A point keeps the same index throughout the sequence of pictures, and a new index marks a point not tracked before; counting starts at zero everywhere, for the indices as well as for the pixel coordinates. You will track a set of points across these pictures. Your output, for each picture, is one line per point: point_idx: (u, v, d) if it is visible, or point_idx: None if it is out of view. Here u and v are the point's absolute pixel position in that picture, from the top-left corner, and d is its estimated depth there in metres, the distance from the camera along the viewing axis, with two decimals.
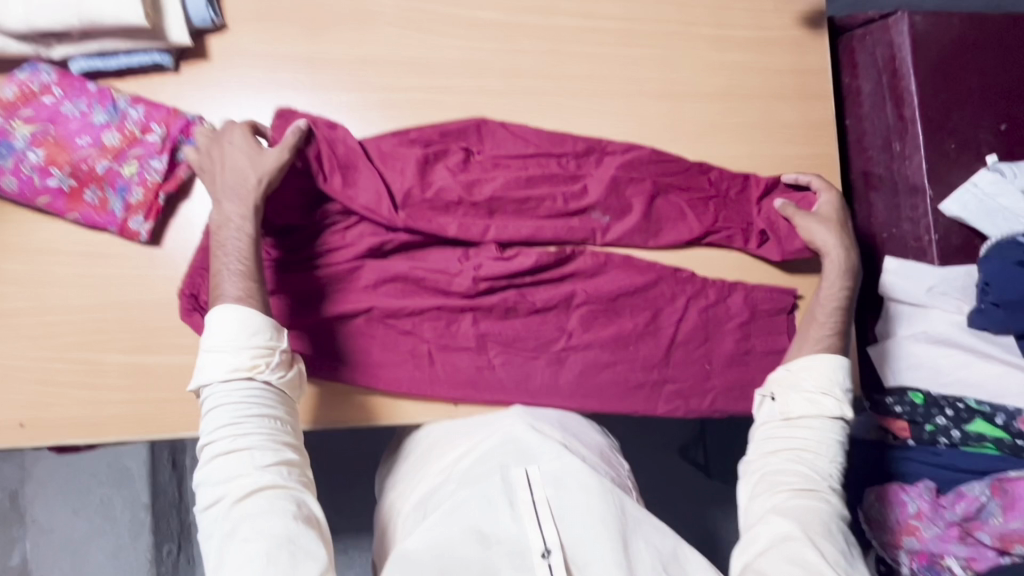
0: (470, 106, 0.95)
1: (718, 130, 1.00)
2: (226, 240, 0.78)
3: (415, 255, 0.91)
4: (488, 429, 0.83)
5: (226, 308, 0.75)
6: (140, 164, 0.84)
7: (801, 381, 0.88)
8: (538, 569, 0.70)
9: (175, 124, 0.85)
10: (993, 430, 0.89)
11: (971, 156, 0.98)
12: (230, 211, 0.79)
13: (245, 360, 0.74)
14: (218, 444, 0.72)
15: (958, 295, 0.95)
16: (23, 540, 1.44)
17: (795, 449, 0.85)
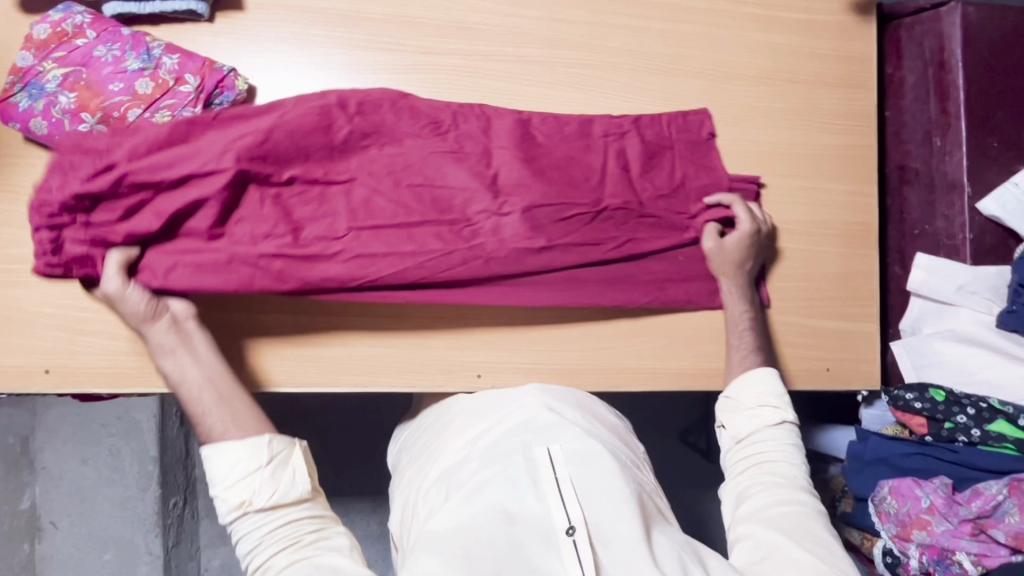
0: (508, 74, 0.94)
1: (757, 114, 0.99)
2: (181, 385, 0.77)
3: (370, 176, 0.85)
4: (508, 413, 0.84)
5: (209, 449, 0.73)
6: (172, 115, 0.82)
7: (737, 403, 0.88)
8: (562, 545, 0.68)
9: (210, 77, 0.83)
10: (1014, 431, 0.88)
11: (1012, 156, 0.97)
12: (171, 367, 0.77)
13: (231, 496, 0.72)
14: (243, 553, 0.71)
15: (990, 295, 0.95)
16: (33, 485, 1.45)
17: (759, 460, 0.84)
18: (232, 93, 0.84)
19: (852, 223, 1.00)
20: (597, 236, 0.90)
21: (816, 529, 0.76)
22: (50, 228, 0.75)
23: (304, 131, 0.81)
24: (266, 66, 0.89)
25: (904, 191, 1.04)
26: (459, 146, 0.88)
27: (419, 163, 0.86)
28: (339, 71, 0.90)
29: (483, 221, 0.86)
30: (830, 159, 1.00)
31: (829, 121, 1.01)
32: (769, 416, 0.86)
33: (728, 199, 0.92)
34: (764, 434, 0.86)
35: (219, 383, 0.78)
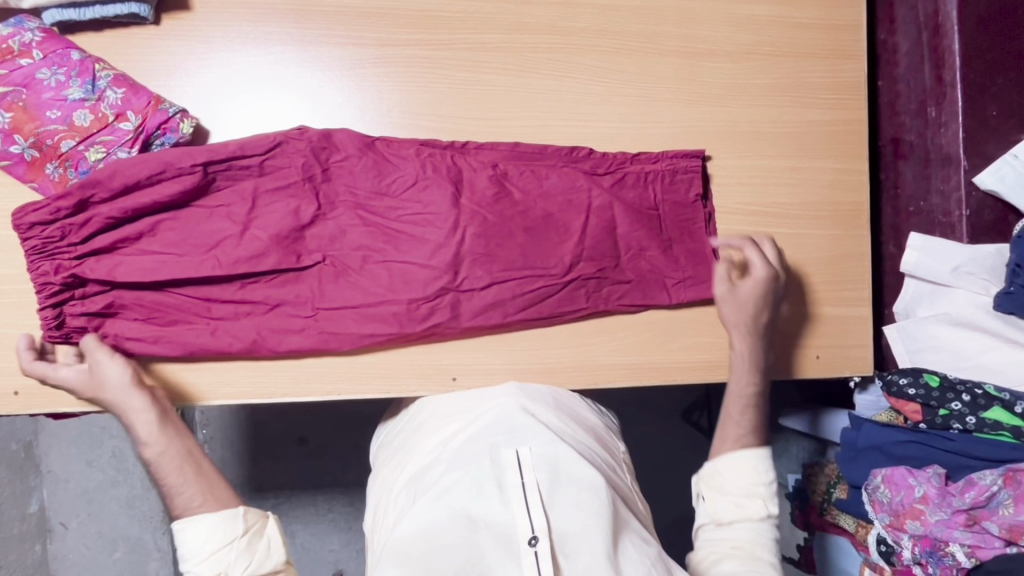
0: (474, 63, 0.89)
1: (739, 92, 0.93)
2: (151, 458, 0.76)
3: (329, 249, 0.84)
4: (480, 412, 0.83)
5: (183, 523, 0.72)
6: (107, 152, 0.79)
7: (724, 481, 0.82)
8: (524, 556, 0.67)
9: (152, 118, 0.80)
10: (1011, 418, 0.84)
11: (1014, 125, 0.91)
12: (114, 392, 0.77)
13: (208, 567, 0.71)
14: None
15: (987, 275, 0.90)
16: (40, 489, 1.48)
17: (745, 528, 0.79)
18: (174, 135, 0.81)
19: (841, 204, 0.95)
20: (566, 304, 0.88)
21: None
22: (55, 304, 0.77)
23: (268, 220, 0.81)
24: (220, 68, 0.85)
25: (898, 165, 0.99)
26: (427, 203, 0.84)
27: (369, 239, 0.84)
28: (295, 69, 0.86)
29: (438, 311, 0.85)
30: (817, 138, 0.95)
31: (816, 96, 0.95)
32: (754, 508, 0.80)
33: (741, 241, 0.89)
34: (749, 525, 0.79)
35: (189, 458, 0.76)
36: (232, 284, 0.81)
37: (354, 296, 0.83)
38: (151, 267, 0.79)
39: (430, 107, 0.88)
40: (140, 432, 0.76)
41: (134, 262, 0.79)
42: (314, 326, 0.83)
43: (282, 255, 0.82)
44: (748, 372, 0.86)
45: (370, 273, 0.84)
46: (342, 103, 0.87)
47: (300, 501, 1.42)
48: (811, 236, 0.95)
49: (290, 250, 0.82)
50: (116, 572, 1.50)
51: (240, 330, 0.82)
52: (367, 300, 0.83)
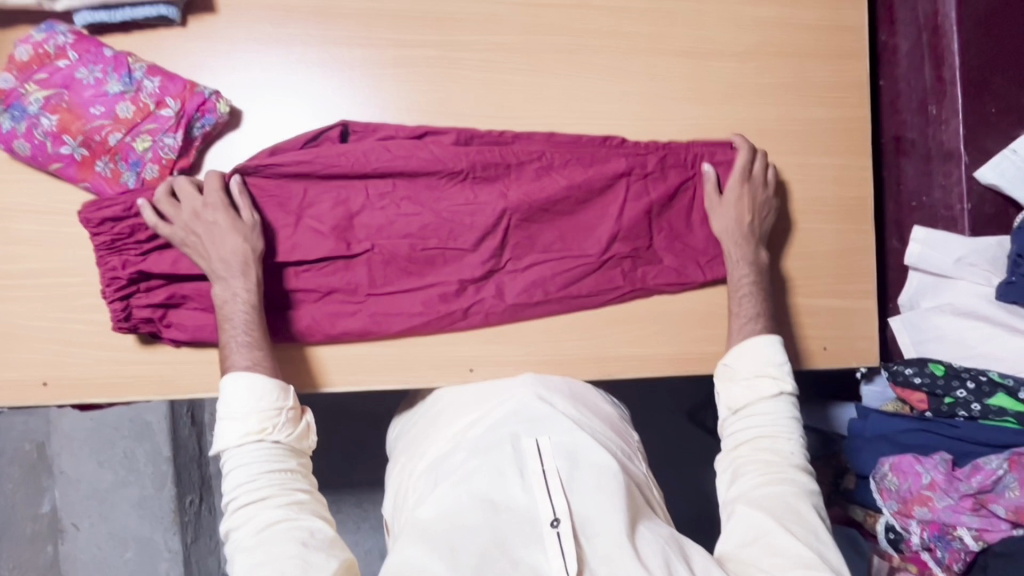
0: (489, 63, 0.92)
1: (746, 91, 0.96)
2: (231, 314, 0.79)
3: (376, 236, 0.86)
4: (499, 402, 0.84)
5: (235, 377, 0.77)
6: (153, 140, 0.82)
7: (736, 370, 0.87)
8: (547, 536, 0.70)
9: (191, 101, 0.82)
10: (1015, 404, 0.86)
11: (1012, 122, 0.94)
12: (224, 246, 0.79)
13: (255, 425, 0.76)
14: (239, 499, 0.74)
15: (990, 266, 0.92)
16: (52, 489, 1.49)
17: (763, 440, 0.84)
18: (213, 116, 0.84)
19: (846, 199, 0.98)
20: (604, 286, 0.90)
21: (803, 507, 0.79)
22: (121, 297, 0.81)
23: (316, 212, 0.85)
24: (243, 69, 0.88)
25: (900, 162, 1.01)
26: (475, 197, 0.87)
27: (419, 227, 0.87)
28: (315, 69, 0.89)
29: (482, 292, 0.88)
30: (822, 134, 0.98)
31: (820, 94, 0.98)
32: (764, 386, 0.86)
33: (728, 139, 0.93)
34: (763, 406, 0.85)
35: (260, 325, 0.80)
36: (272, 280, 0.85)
37: (404, 281, 0.87)
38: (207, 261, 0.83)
39: (446, 106, 0.91)
40: (221, 291, 0.79)
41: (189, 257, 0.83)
42: (366, 310, 0.87)
43: (332, 245, 0.85)
44: (744, 253, 0.90)
45: (419, 258, 0.87)
46: (361, 102, 0.90)
47: None
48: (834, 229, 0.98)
49: (343, 239, 0.85)
50: (126, 572, 1.50)
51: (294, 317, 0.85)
52: (415, 283, 0.87)
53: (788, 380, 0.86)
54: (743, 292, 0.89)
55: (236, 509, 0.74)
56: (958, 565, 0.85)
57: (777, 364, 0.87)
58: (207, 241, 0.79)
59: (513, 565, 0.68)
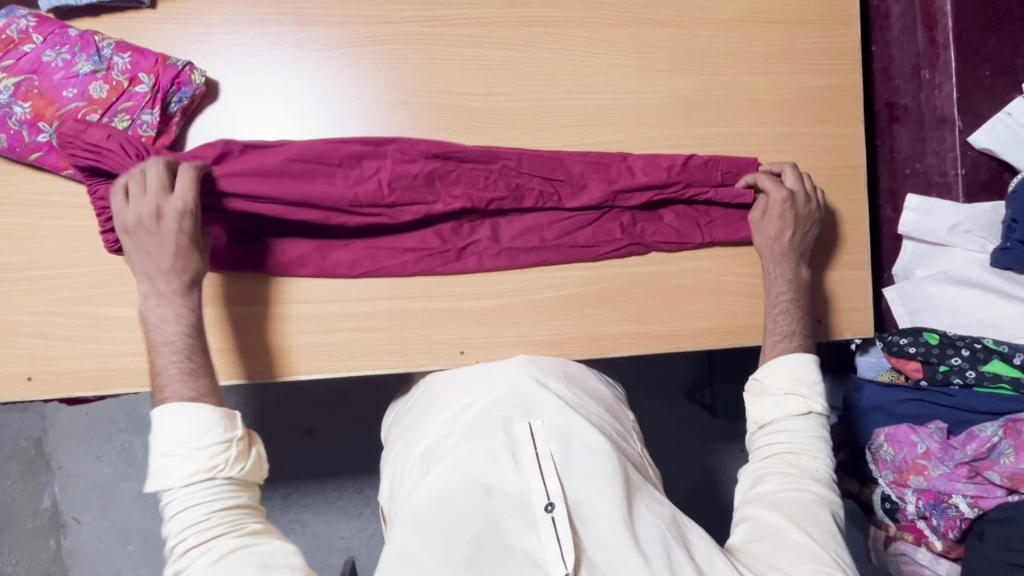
0: (470, 38, 0.89)
1: (734, 61, 0.94)
2: (169, 336, 0.76)
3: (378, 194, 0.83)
4: (492, 384, 0.84)
5: (176, 411, 0.73)
6: (131, 118, 0.80)
7: (766, 386, 0.87)
8: (542, 522, 0.71)
9: (164, 74, 0.80)
10: (1010, 370, 0.86)
11: (1007, 84, 0.92)
12: (161, 261, 0.76)
13: (205, 462, 0.73)
14: (190, 540, 0.71)
15: (984, 232, 0.91)
16: (51, 485, 1.49)
17: (787, 455, 0.84)
18: (189, 88, 0.81)
19: (840, 168, 0.96)
20: (602, 237, 0.90)
21: (819, 514, 0.78)
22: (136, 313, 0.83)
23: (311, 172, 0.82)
24: (216, 51, 0.85)
25: (894, 129, 0.99)
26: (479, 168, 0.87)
27: (422, 191, 0.85)
28: (293, 49, 0.87)
29: (480, 246, 0.88)
30: (815, 102, 0.96)
31: (811, 62, 0.96)
32: (794, 404, 0.85)
33: (782, 167, 0.92)
34: (790, 424, 0.85)
35: (199, 347, 0.78)
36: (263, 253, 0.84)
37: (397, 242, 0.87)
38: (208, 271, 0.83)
39: (427, 83, 0.89)
40: (158, 309, 0.77)
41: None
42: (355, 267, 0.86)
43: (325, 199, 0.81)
44: (792, 262, 0.90)
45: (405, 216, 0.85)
46: (340, 83, 0.88)
47: (311, 488, 1.43)
48: (832, 198, 0.96)
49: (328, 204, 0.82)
50: (130, 564, 1.51)
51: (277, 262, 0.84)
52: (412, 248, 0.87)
53: (818, 401, 0.85)
54: (779, 294, 0.90)
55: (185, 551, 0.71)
56: (953, 532, 0.85)
57: (810, 385, 0.86)
58: (150, 253, 0.76)
59: (507, 553, 0.69)
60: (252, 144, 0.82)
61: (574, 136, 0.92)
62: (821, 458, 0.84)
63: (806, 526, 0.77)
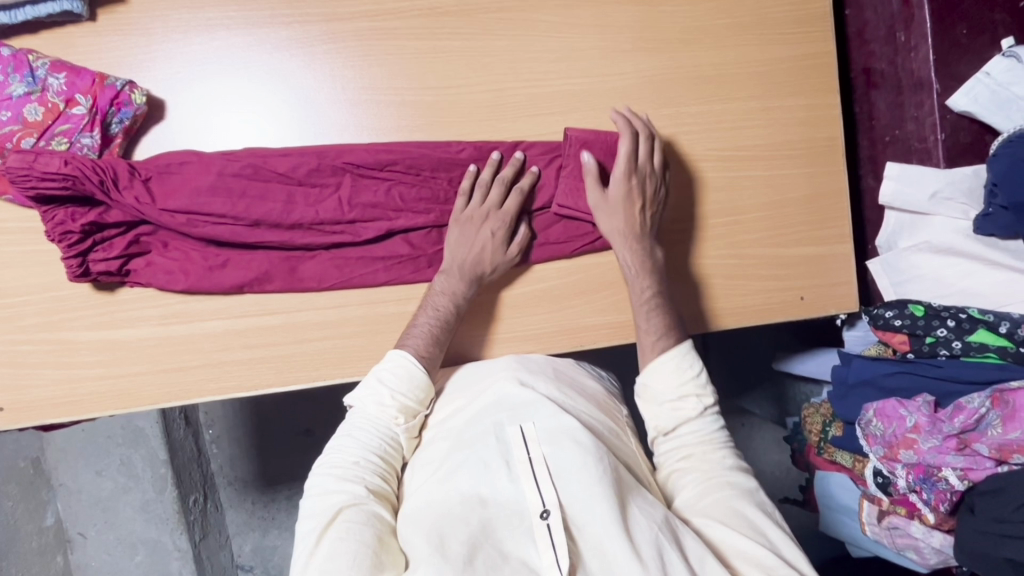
0: (425, 30, 0.86)
1: (701, 35, 0.91)
2: (414, 326, 0.82)
3: (344, 203, 0.83)
4: (479, 392, 0.83)
5: (406, 363, 0.79)
6: (68, 141, 0.78)
7: (655, 391, 0.82)
8: (538, 530, 0.68)
9: (102, 95, 0.77)
10: (997, 340, 0.83)
11: (985, 42, 0.88)
12: (477, 250, 0.83)
13: (388, 415, 0.79)
14: (329, 481, 0.74)
15: (965, 199, 0.89)
16: (54, 502, 1.49)
17: (690, 454, 0.81)
18: (130, 108, 0.79)
19: (815, 139, 0.94)
20: (573, 233, 0.88)
21: (744, 505, 0.74)
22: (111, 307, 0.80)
23: (268, 188, 0.81)
24: (163, 61, 0.83)
25: (871, 95, 0.97)
26: (445, 165, 0.86)
27: (389, 198, 0.85)
28: (243, 53, 0.84)
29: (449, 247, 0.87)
30: (787, 74, 0.93)
31: (781, 31, 0.92)
32: (687, 404, 0.82)
33: (626, 119, 0.86)
34: (687, 425, 0.81)
35: (447, 328, 0.83)
36: (223, 271, 0.81)
37: (365, 250, 0.85)
38: (169, 276, 0.80)
39: (385, 80, 0.86)
40: (439, 282, 0.84)
41: (159, 265, 0.81)
42: (321, 278, 0.84)
43: (280, 213, 0.81)
44: (631, 248, 0.85)
45: (372, 232, 0.84)
46: (295, 86, 0.85)
47: None
48: (808, 172, 0.94)
49: (278, 205, 0.81)
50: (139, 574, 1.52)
51: (241, 280, 0.82)
52: (381, 254, 0.85)
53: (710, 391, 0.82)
54: (636, 284, 0.85)
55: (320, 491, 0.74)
56: (945, 505, 0.83)
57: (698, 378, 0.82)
58: (454, 239, 0.84)
59: (503, 559, 0.66)
60: (196, 158, 0.80)
61: (540, 125, 0.89)
62: (725, 452, 0.80)
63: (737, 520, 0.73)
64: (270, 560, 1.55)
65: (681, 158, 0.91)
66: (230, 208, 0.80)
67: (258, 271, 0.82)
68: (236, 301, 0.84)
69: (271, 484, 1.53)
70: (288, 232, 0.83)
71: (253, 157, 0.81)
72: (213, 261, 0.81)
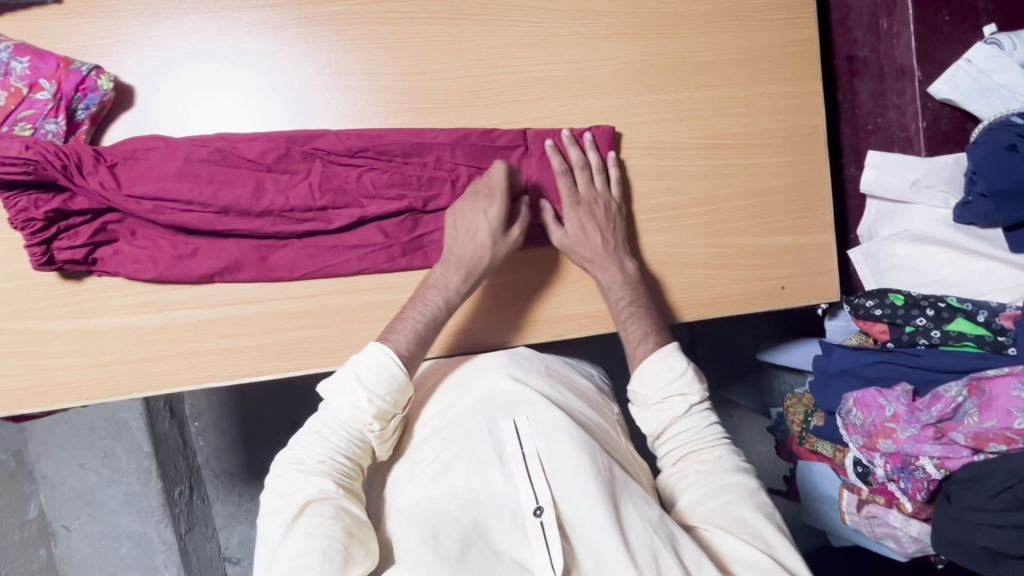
0: (401, 14, 0.85)
1: (682, 21, 0.90)
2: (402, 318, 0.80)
3: (316, 190, 0.82)
4: (473, 386, 0.82)
5: (383, 356, 0.76)
6: (33, 127, 0.76)
7: (643, 397, 0.83)
8: (530, 527, 0.68)
9: (67, 80, 0.76)
10: (975, 328, 0.83)
11: (967, 29, 0.87)
12: (471, 247, 0.81)
13: (363, 409, 0.76)
14: (299, 476, 0.72)
15: (947, 186, 0.88)
16: (37, 495, 1.47)
17: (687, 455, 0.80)
18: (96, 94, 0.77)
19: (796, 128, 0.93)
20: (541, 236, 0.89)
21: (744, 508, 0.73)
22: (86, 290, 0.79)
23: (238, 175, 0.79)
24: (132, 45, 0.81)
25: (854, 84, 0.96)
26: (419, 151, 0.84)
27: (363, 186, 0.83)
28: (215, 37, 0.82)
29: (424, 235, 0.86)
30: (769, 61, 0.92)
31: (763, 17, 0.91)
32: (673, 405, 0.81)
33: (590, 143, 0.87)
34: (680, 424, 0.81)
35: (433, 326, 0.81)
36: (195, 260, 0.80)
37: (340, 238, 0.84)
38: (138, 265, 0.79)
39: (360, 65, 0.85)
40: (437, 273, 0.82)
41: (127, 253, 0.80)
42: (293, 267, 0.83)
43: (248, 199, 0.79)
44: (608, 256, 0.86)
45: (343, 219, 0.83)
46: (268, 71, 0.83)
47: None
48: (789, 161, 0.93)
49: (246, 191, 0.79)
50: (124, 567, 1.51)
51: (208, 269, 0.80)
52: (355, 242, 0.84)
53: (696, 389, 0.81)
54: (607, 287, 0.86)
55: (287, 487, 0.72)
56: (922, 494, 0.83)
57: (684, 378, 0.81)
58: (451, 234, 0.82)
59: (496, 556, 0.66)
60: (164, 143, 0.79)
61: (519, 112, 0.88)
62: (720, 450, 0.80)
63: (734, 526, 0.72)
64: (258, 551, 1.55)
65: (661, 145, 0.90)
66: (197, 195, 0.78)
67: (227, 259, 0.81)
68: (210, 291, 0.83)
69: (257, 476, 1.52)
70: (257, 220, 0.81)
71: (222, 142, 0.80)
72: (182, 250, 0.80)
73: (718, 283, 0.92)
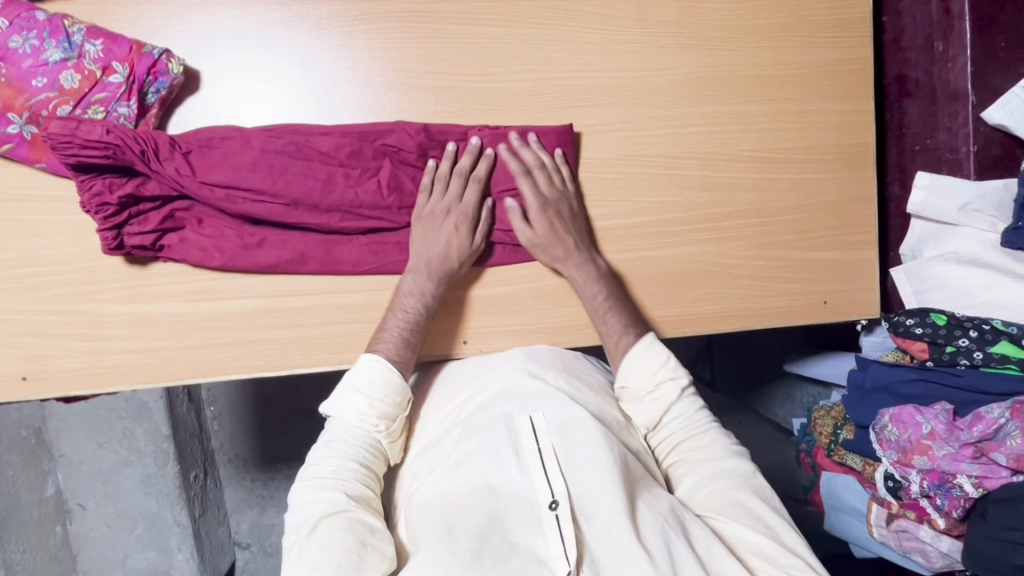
0: (466, 14, 0.85)
1: (740, 35, 0.90)
2: (389, 325, 0.81)
3: (383, 188, 0.83)
4: (489, 380, 0.83)
5: (379, 359, 0.78)
6: (105, 110, 0.77)
7: (634, 390, 0.83)
8: (546, 520, 0.69)
9: (139, 63, 0.76)
10: (1019, 352, 0.84)
11: (1023, 57, 0.88)
12: (445, 248, 0.82)
13: (371, 416, 0.78)
14: (314, 487, 0.73)
15: (996, 212, 0.89)
16: (55, 473, 1.48)
17: (682, 444, 0.83)
18: (166, 78, 0.77)
19: (847, 145, 0.94)
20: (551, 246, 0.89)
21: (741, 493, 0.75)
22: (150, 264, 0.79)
23: (306, 169, 0.80)
24: (198, 32, 0.81)
25: (904, 104, 0.98)
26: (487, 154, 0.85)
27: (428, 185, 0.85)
28: (278, 29, 0.83)
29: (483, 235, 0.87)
30: (824, 78, 0.93)
31: (820, 35, 0.92)
32: (666, 394, 0.83)
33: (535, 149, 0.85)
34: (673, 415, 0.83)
35: (419, 333, 0.82)
36: (256, 249, 0.81)
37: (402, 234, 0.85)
38: (204, 253, 0.80)
39: (422, 63, 0.85)
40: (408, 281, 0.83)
41: (194, 241, 0.80)
42: (356, 262, 0.84)
43: (319, 193, 0.81)
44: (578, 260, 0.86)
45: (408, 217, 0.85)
46: (330, 65, 0.84)
47: None
48: (838, 177, 0.94)
49: (318, 184, 0.80)
50: (138, 548, 1.51)
51: (271, 259, 0.81)
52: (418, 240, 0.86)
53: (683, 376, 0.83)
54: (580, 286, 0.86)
55: (303, 499, 0.73)
56: (957, 511, 0.84)
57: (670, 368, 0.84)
58: (422, 239, 0.83)
59: (512, 550, 0.67)
60: (235, 133, 0.80)
61: (577, 117, 0.89)
62: (712, 436, 0.82)
63: (734, 506, 0.74)
64: (271, 538, 1.55)
65: (713, 156, 0.91)
66: (269, 187, 0.79)
67: (291, 249, 0.82)
68: (266, 281, 0.83)
69: (274, 463, 1.53)
70: (324, 213, 0.82)
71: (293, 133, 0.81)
72: (248, 239, 0.81)
73: (764, 295, 0.94)
